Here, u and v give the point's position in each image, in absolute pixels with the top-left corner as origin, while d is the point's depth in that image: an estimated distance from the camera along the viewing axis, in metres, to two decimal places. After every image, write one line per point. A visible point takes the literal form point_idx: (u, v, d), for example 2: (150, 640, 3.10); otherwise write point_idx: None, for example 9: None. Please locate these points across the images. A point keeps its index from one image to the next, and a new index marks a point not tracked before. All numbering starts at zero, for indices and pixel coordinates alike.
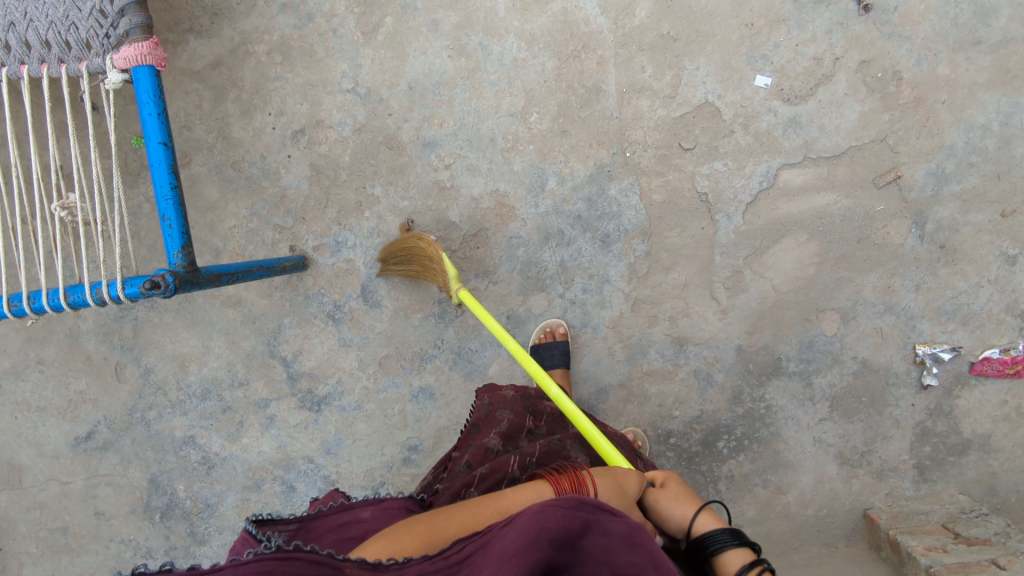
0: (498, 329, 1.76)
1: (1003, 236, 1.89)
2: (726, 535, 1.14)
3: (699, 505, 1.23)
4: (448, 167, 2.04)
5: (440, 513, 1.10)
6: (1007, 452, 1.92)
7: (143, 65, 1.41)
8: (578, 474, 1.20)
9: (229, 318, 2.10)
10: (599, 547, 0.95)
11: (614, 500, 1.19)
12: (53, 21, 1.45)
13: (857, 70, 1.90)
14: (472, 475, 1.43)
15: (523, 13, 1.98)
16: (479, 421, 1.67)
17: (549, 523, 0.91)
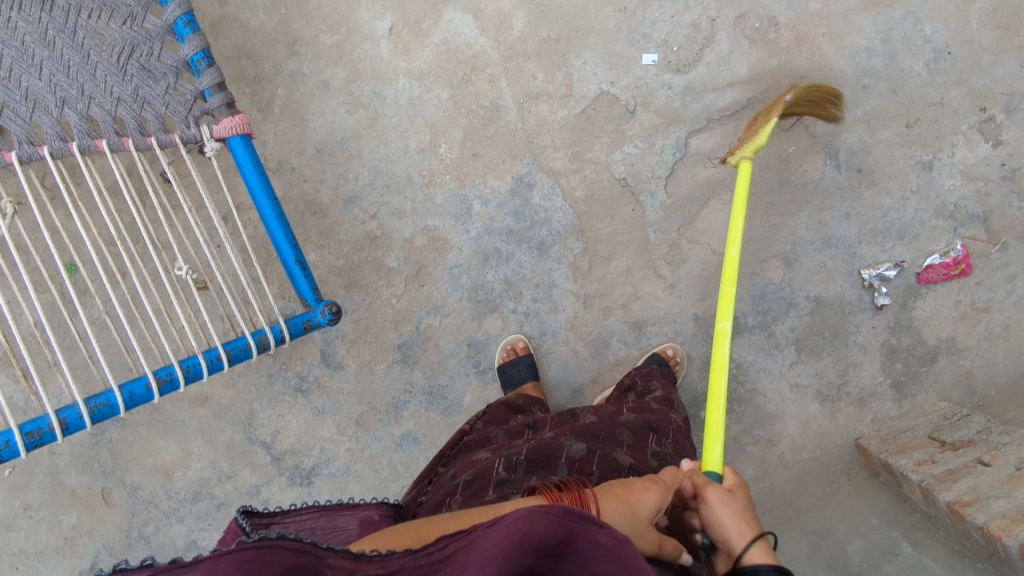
0: (735, 231, 1.59)
1: (914, 145, 1.92)
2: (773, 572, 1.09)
3: (758, 533, 1.16)
4: (374, 217, 2.07)
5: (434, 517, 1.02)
6: (975, 349, 1.94)
7: (239, 133, 1.59)
8: (582, 494, 1.11)
9: (201, 416, 2.12)
10: (583, 556, 0.84)
11: (621, 522, 1.10)
12: (123, 99, 1.53)
13: (734, 26, 1.94)
14: (454, 485, 1.45)
15: (407, 52, 2.02)
16: (471, 441, 1.68)
17: (531, 529, 0.80)
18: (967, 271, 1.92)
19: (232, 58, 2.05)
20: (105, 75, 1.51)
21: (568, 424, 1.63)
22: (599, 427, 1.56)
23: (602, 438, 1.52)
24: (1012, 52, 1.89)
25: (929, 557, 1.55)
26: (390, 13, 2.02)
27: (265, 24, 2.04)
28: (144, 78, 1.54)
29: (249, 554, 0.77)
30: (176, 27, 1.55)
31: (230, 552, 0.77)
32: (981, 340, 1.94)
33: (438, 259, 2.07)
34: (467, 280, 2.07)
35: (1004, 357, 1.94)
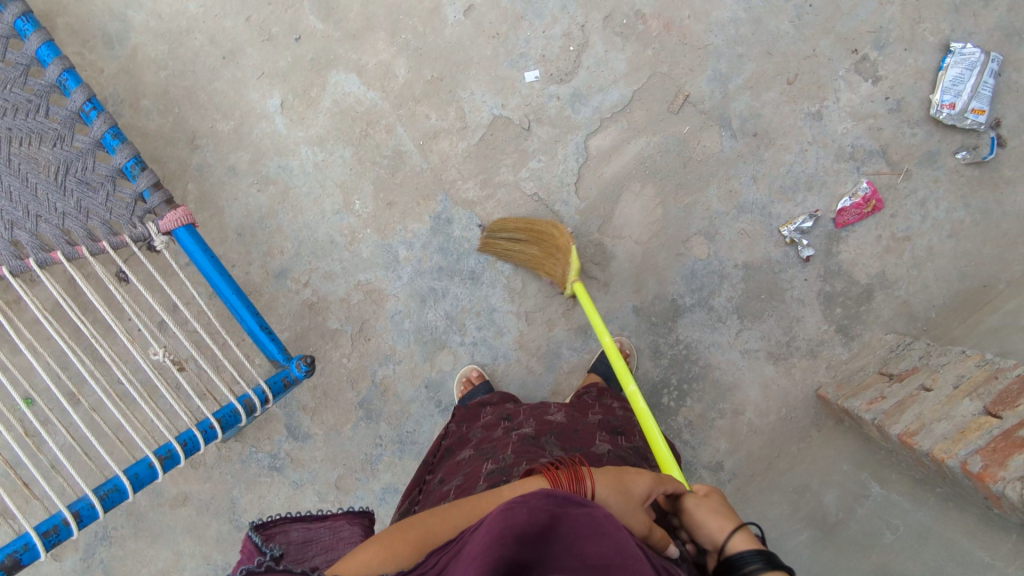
0: (575, 268, 1.79)
1: (800, 99, 1.98)
2: (757, 559, 0.97)
3: (737, 523, 1.05)
4: (307, 284, 2.11)
5: (432, 516, 1.01)
6: (905, 278, 1.99)
7: (184, 224, 1.70)
8: (577, 471, 1.09)
9: (185, 516, 2.14)
10: (568, 538, 0.80)
11: (614, 497, 1.05)
12: (68, 212, 1.65)
13: (604, 27, 2.00)
14: (447, 490, 1.46)
15: (302, 122, 2.08)
16: (453, 445, 1.71)
17: (513, 518, 0.77)
18: (879, 206, 1.98)
19: None
20: (45, 194, 1.64)
21: (545, 415, 1.67)
22: (575, 423, 1.61)
23: (580, 433, 1.57)
24: None
25: (894, 491, 1.57)
26: (278, 88, 2.08)
27: (162, 125, 2.10)
28: (83, 189, 1.67)
29: None
30: (104, 141, 1.69)
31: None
32: (909, 268, 1.99)
33: (378, 310, 2.11)
34: (411, 324, 2.11)
35: (935, 279, 1.98)
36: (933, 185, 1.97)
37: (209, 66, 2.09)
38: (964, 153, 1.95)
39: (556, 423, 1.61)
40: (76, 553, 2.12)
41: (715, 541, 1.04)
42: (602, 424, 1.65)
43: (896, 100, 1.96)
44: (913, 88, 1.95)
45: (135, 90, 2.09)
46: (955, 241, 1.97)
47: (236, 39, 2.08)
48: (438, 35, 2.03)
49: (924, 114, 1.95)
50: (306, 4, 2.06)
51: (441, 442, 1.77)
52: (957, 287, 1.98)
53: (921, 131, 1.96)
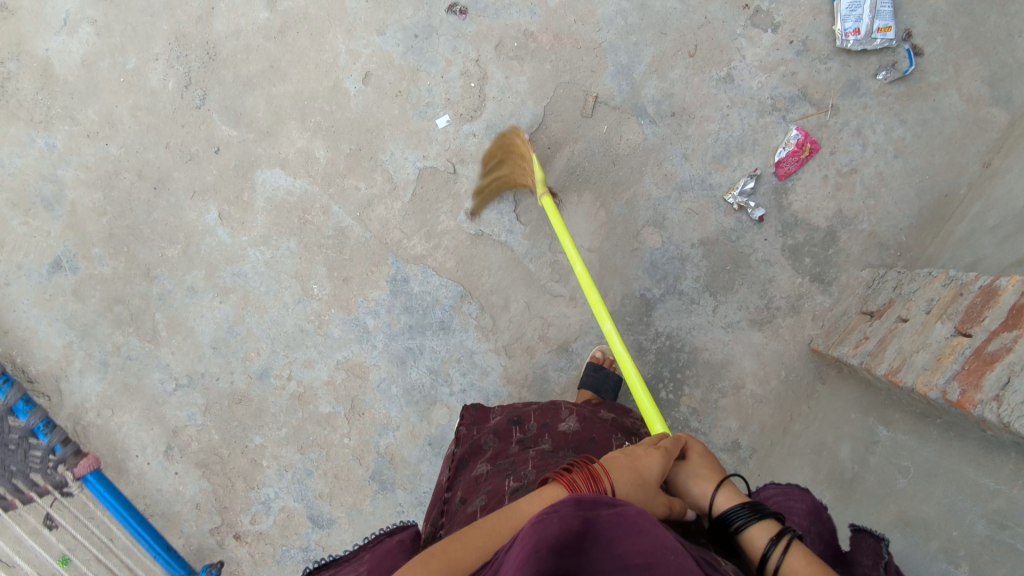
0: (569, 251, 1.77)
1: (705, 68, 2.00)
2: (745, 511, 0.97)
3: (720, 480, 1.05)
4: (290, 376, 2.15)
5: (455, 539, 0.87)
6: (865, 210, 1.95)
7: (95, 468, 2.06)
8: (591, 471, 0.97)
9: None
10: (602, 541, 0.72)
11: (634, 492, 0.97)
12: (14, 469, 1.98)
13: (497, 55, 2.06)
14: (471, 512, 1.18)
15: (244, 226, 2.15)
16: (466, 455, 1.44)
17: (546, 530, 0.69)
18: (815, 148, 1.96)
19: (106, 309, 2.19)
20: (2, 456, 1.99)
21: (557, 417, 1.44)
22: (592, 428, 1.40)
23: (599, 440, 1.36)
24: None
25: (900, 432, 1.49)
26: (213, 202, 2.16)
27: (117, 267, 2.19)
28: (25, 450, 2.03)
29: None
30: (36, 428, 2.05)
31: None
32: (865, 199, 1.95)
33: (363, 383, 2.13)
34: (398, 388, 2.12)
35: (895, 203, 1.94)
36: (864, 112, 1.95)
37: (145, 199, 2.18)
38: (885, 73, 1.92)
39: (571, 430, 1.39)
40: None
41: (701, 504, 1.04)
42: (615, 425, 1.45)
43: (800, 43, 1.97)
44: (813, 25, 1.96)
45: (84, 241, 2.19)
46: (902, 160, 1.93)
47: (162, 167, 2.17)
48: (345, 109, 2.12)
49: (832, 46, 1.95)
50: (217, 116, 2.15)
51: (452, 451, 1.50)
52: (919, 205, 1.93)
53: (835, 63, 1.96)
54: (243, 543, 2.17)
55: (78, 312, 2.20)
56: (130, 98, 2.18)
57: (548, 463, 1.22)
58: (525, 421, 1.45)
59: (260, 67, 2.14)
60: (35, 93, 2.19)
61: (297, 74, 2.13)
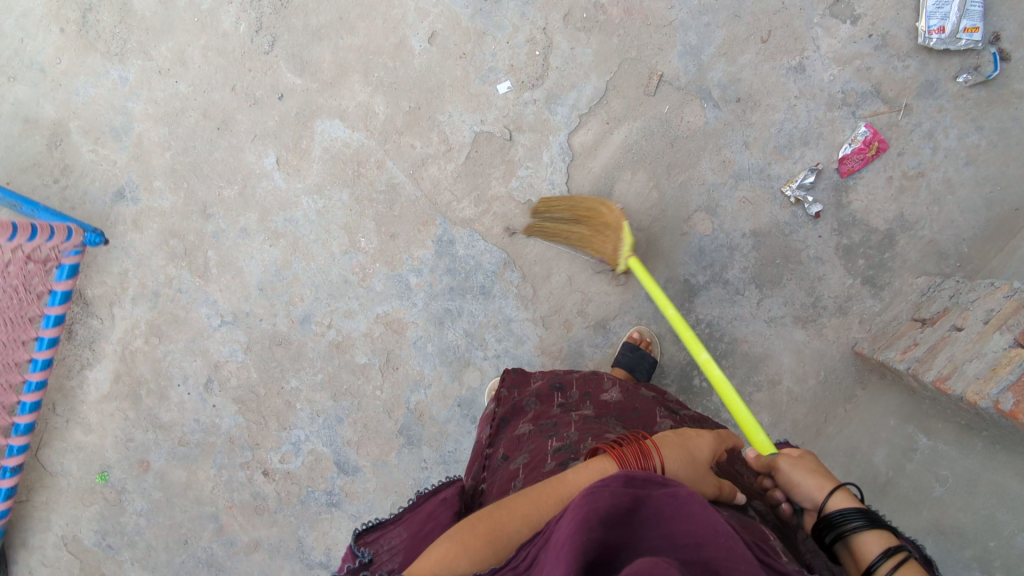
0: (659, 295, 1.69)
1: (777, 55, 1.95)
2: (861, 517, 0.96)
3: (835, 482, 1.04)
4: (330, 325, 2.20)
5: (502, 504, 0.88)
6: (928, 216, 1.89)
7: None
8: (641, 445, 0.96)
9: (260, 561, 2.25)
10: (654, 518, 0.72)
11: (684, 468, 0.95)
12: None
13: (565, 25, 2.04)
14: (515, 469, 1.21)
15: (300, 173, 2.20)
16: (508, 415, 1.45)
17: (597, 504, 0.70)
18: (883, 147, 1.90)
19: (162, 242, 2.28)
20: None
21: (600, 387, 1.46)
22: (635, 399, 1.41)
23: (642, 411, 1.37)
24: None
25: (940, 441, 1.46)
26: (272, 147, 2.21)
27: (176, 202, 2.27)
28: None
29: None
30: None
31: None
32: (929, 205, 1.89)
33: (400, 339, 2.17)
34: (434, 347, 2.15)
35: (961, 212, 1.87)
36: (938, 114, 1.88)
37: (207, 139, 2.24)
38: (966, 76, 1.85)
39: (614, 400, 1.41)
40: None
41: (811, 498, 1.04)
42: (659, 401, 1.45)
43: (880, 37, 1.90)
44: (896, 19, 1.89)
45: (147, 174, 2.28)
46: (973, 168, 1.87)
47: (227, 108, 2.23)
48: (409, 67, 2.13)
49: (914, 43, 1.88)
50: (283, 63, 2.19)
51: (491, 410, 1.50)
52: (986, 216, 1.86)
53: (914, 62, 1.89)
54: (270, 480, 2.25)
55: (136, 242, 2.29)
56: (202, 39, 2.23)
57: (591, 427, 1.24)
58: (567, 387, 1.47)
59: (329, 18, 2.16)
60: (113, 26, 2.26)
61: (364, 28, 2.15)
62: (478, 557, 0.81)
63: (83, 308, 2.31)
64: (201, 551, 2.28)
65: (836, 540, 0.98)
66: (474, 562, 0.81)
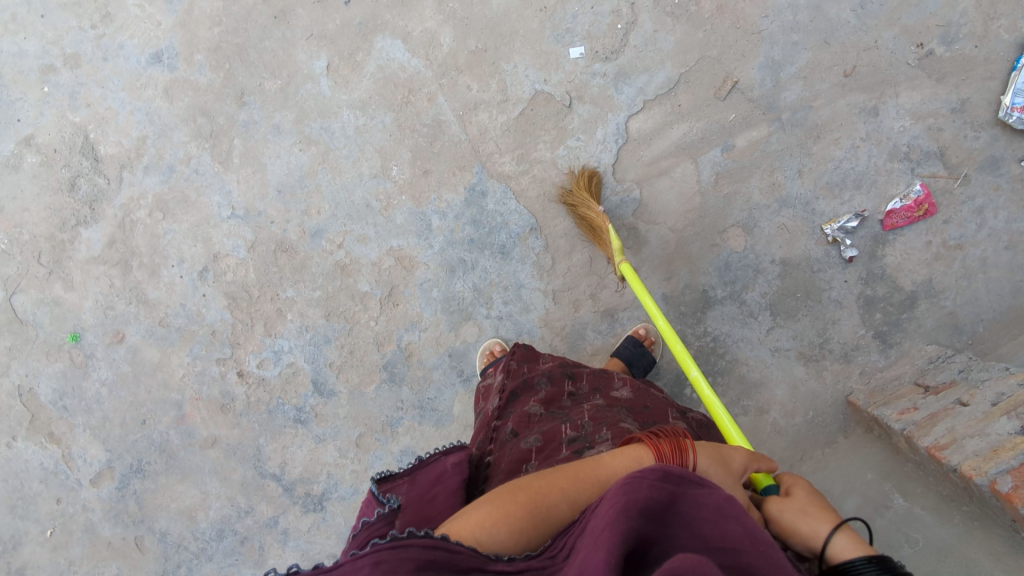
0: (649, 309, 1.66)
1: (856, 92, 1.92)
2: (872, 565, 0.85)
3: (835, 521, 0.93)
4: (341, 245, 2.15)
5: (538, 475, 0.93)
6: (954, 288, 1.89)
7: None
8: (679, 444, 0.97)
9: (213, 458, 2.23)
10: (688, 518, 0.75)
11: (716, 470, 0.96)
12: None
13: (654, 6, 1.98)
14: (525, 449, 1.21)
15: (347, 85, 2.13)
16: (517, 389, 1.44)
17: (637, 495, 0.72)
18: (932, 211, 1.89)
19: (188, 118, 2.19)
20: None
21: (610, 385, 1.46)
22: (646, 398, 1.40)
23: (653, 409, 1.36)
24: None
25: (918, 505, 1.48)
26: (325, 51, 2.13)
27: (213, 81, 2.18)
28: None
29: (383, 554, 0.71)
30: None
31: (364, 556, 0.71)
32: (959, 278, 1.89)
33: (408, 276, 2.13)
34: (439, 293, 2.12)
35: (987, 292, 1.88)
36: (993, 192, 1.87)
37: (261, 25, 2.15)
38: None
39: (625, 395, 1.41)
40: (114, 482, 2.26)
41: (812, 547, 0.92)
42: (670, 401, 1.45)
43: (960, 100, 1.88)
44: (981, 87, 1.87)
45: (190, 44, 2.18)
46: (1011, 253, 1.87)
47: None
48: (486, 6, 2.05)
49: (991, 116, 1.87)
50: None
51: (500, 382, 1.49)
52: (1010, 302, 1.87)
53: (986, 134, 1.87)
54: (243, 383, 2.21)
55: (162, 110, 2.20)
56: None
57: (605, 419, 1.26)
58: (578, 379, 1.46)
59: None
60: None
61: None
62: (515, 527, 0.84)
63: (92, 164, 2.23)
64: (157, 435, 2.24)
65: None
66: (510, 533, 0.84)
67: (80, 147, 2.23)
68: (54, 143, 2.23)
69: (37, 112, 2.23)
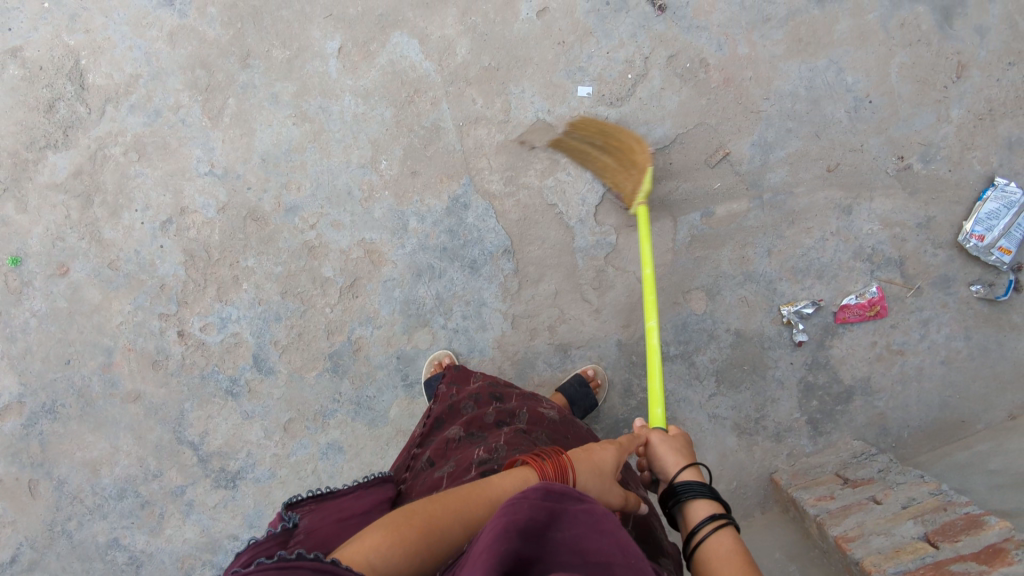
0: (646, 253, 1.67)
1: (835, 188, 2.01)
2: (700, 489, 1.11)
3: (690, 461, 1.20)
4: (313, 226, 2.13)
5: (432, 499, 0.94)
6: (889, 391, 1.97)
7: None
8: (560, 460, 1.06)
9: (132, 414, 2.14)
10: (567, 536, 0.76)
11: (593, 482, 1.06)
12: None
13: (666, 65, 2.05)
14: (438, 477, 1.22)
15: (354, 71, 2.13)
16: (443, 415, 1.47)
17: (515, 515, 0.74)
18: (882, 313, 1.98)
19: (187, 67, 2.16)
20: None
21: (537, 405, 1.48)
22: (568, 428, 1.43)
23: (572, 439, 1.39)
24: (929, 104, 1.99)
25: None
26: (341, 34, 2.13)
27: (222, 36, 2.15)
28: None
29: (270, 573, 0.71)
30: None
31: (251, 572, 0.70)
32: (895, 382, 1.97)
33: (373, 271, 2.12)
34: (400, 294, 2.11)
35: (917, 400, 1.97)
36: (941, 308, 1.97)
37: None
38: (979, 287, 1.96)
39: (549, 417, 1.43)
40: (20, 419, 2.15)
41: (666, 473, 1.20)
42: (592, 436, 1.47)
43: (927, 217, 1.99)
44: (948, 209, 1.98)
45: None
46: (946, 368, 1.96)
47: None
48: (507, 27, 2.09)
49: (952, 238, 1.97)
50: None
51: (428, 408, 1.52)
52: (936, 414, 1.96)
53: (943, 253, 1.98)
54: (181, 343, 2.14)
55: (162, 53, 2.16)
56: None
57: (519, 443, 1.26)
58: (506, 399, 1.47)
59: None
60: None
61: None
62: (407, 550, 0.85)
63: (76, 90, 2.16)
64: (78, 379, 2.15)
65: (676, 505, 1.13)
66: (399, 555, 0.84)
67: (67, 70, 2.16)
68: (41, 59, 2.16)
69: (32, 25, 2.17)
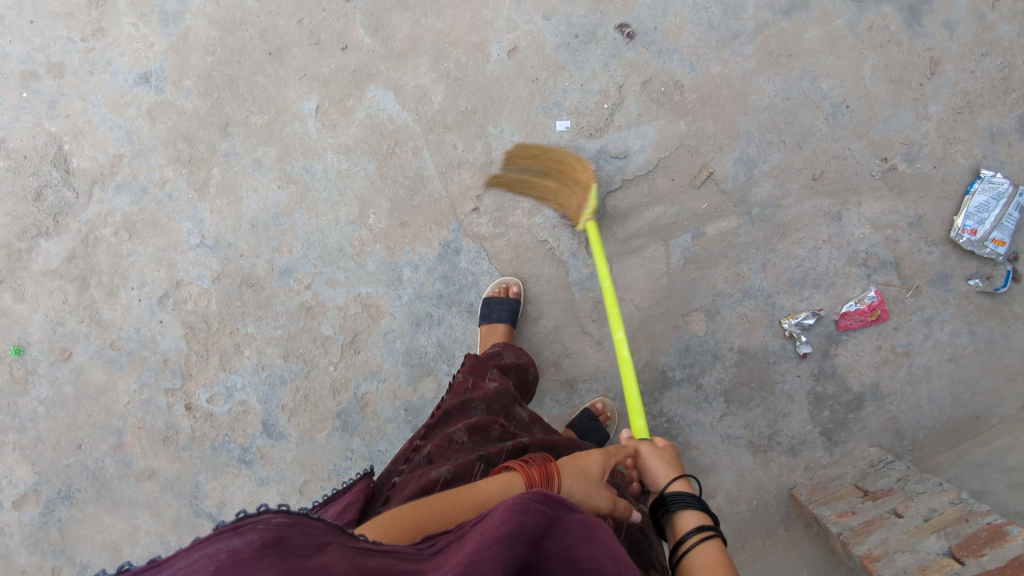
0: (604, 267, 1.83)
1: (822, 197, 2.01)
2: (692, 500, 1.22)
3: (680, 473, 1.31)
4: (308, 287, 2.14)
5: (418, 503, 0.99)
6: (899, 394, 1.96)
7: None
8: (546, 469, 1.15)
9: (148, 491, 2.14)
10: (563, 545, 0.85)
11: (578, 486, 1.14)
12: None
13: (641, 91, 2.06)
14: (432, 478, 1.20)
15: (334, 129, 2.14)
16: (451, 410, 1.46)
17: (524, 518, 0.79)
18: (884, 317, 1.97)
19: (168, 141, 2.18)
20: None
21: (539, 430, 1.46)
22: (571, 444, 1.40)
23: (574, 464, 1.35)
24: (907, 104, 2.00)
25: None
26: (316, 94, 2.15)
27: (199, 108, 2.17)
28: None
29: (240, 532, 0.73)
30: None
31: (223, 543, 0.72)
32: (905, 384, 1.96)
33: (372, 325, 2.12)
34: (402, 345, 2.11)
35: (929, 401, 1.96)
36: (942, 306, 1.96)
37: (256, 59, 2.16)
38: (977, 281, 1.95)
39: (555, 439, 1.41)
40: (38, 508, 2.15)
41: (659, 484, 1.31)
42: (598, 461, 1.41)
43: (917, 216, 1.98)
44: (937, 206, 1.98)
45: (181, 70, 2.18)
46: (954, 366, 1.95)
47: (286, 38, 2.16)
48: (479, 69, 2.11)
49: (944, 234, 1.97)
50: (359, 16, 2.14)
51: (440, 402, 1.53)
52: (950, 413, 1.95)
53: (938, 251, 1.97)
54: (190, 416, 2.15)
55: (142, 130, 2.18)
56: None
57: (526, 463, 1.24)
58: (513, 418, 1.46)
59: None
60: None
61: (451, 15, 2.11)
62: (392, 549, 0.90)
63: (62, 175, 2.18)
64: (91, 462, 2.15)
65: (666, 515, 1.24)
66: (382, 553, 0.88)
67: (52, 157, 2.18)
68: (25, 149, 2.19)
69: (13, 117, 2.19)
